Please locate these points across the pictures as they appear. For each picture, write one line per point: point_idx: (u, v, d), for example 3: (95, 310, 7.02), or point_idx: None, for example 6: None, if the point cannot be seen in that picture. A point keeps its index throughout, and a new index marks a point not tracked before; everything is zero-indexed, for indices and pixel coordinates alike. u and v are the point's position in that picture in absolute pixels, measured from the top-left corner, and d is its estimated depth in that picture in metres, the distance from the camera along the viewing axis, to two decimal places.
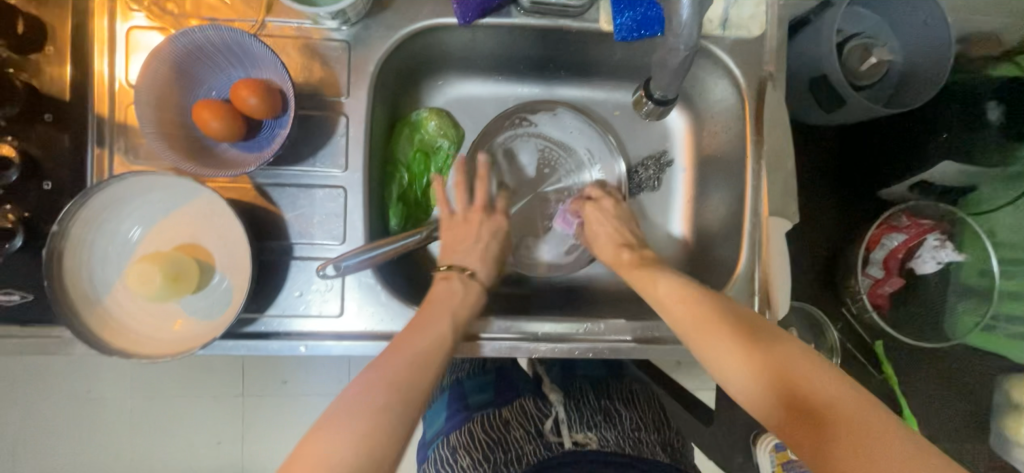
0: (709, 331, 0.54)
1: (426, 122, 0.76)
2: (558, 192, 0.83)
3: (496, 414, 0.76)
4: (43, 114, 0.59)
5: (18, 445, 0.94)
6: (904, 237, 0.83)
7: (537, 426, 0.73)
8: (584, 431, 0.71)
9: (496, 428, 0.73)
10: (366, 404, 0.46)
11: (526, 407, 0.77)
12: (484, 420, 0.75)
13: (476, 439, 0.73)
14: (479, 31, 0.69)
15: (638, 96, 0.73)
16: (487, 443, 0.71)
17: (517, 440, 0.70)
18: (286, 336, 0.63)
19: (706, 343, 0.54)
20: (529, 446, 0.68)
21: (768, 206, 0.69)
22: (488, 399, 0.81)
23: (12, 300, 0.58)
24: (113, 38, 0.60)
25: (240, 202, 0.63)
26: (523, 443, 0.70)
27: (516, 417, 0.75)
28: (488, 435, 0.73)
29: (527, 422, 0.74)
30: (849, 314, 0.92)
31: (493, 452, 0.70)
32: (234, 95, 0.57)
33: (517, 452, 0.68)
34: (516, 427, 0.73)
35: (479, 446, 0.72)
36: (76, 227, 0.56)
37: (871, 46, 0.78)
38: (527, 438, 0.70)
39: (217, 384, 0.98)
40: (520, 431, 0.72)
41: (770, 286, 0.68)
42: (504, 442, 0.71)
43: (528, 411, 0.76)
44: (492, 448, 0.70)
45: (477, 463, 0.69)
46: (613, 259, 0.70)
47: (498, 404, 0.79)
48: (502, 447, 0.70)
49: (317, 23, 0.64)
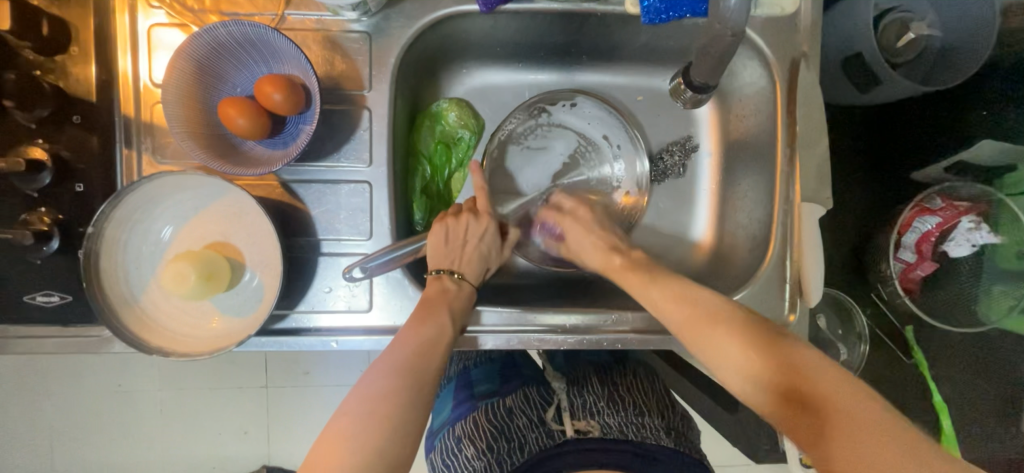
0: (706, 325, 0.53)
1: (447, 113, 0.75)
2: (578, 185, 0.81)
3: (500, 403, 0.76)
4: (72, 116, 0.59)
5: (59, 437, 0.97)
6: (938, 221, 0.79)
7: (539, 415, 0.74)
8: (587, 418, 0.71)
9: (500, 416, 0.74)
10: (386, 401, 0.47)
11: (529, 395, 0.78)
12: (488, 409, 0.76)
13: (480, 427, 0.73)
14: (500, 18, 0.68)
15: (675, 84, 0.71)
16: (490, 432, 0.72)
17: (521, 429, 0.72)
18: (317, 332, 0.63)
19: (705, 335, 0.53)
20: (531, 435, 0.70)
21: (799, 193, 0.68)
22: (493, 388, 0.80)
23: (53, 300, 0.60)
24: (134, 36, 0.61)
25: (268, 200, 0.63)
26: (526, 432, 0.71)
27: (519, 406, 0.76)
28: (492, 423, 0.73)
29: (530, 410, 0.75)
30: (879, 299, 0.90)
31: (496, 441, 0.70)
32: (258, 91, 0.57)
33: (520, 441, 0.70)
34: (519, 415, 0.74)
35: (483, 434, 0.72)
36: (111, 228, 0.56)
37: (909, 21, 0.74)
38: (530, 426, 0.72)
39: (245, 375, 1.01)
40: (523, 419, 0.73)
41: (803, 274, 0.66)
42: (508, 432, 0.72)
43: (531, 398, 0.77)
44: (496, 436, 0.71)
45: (482, 453, 0.70)
46: (603, 263, 0.67)
47: (501, 393, 0.79)
48: (505, 436, 0.71)
49: (337, 15, 0.62)
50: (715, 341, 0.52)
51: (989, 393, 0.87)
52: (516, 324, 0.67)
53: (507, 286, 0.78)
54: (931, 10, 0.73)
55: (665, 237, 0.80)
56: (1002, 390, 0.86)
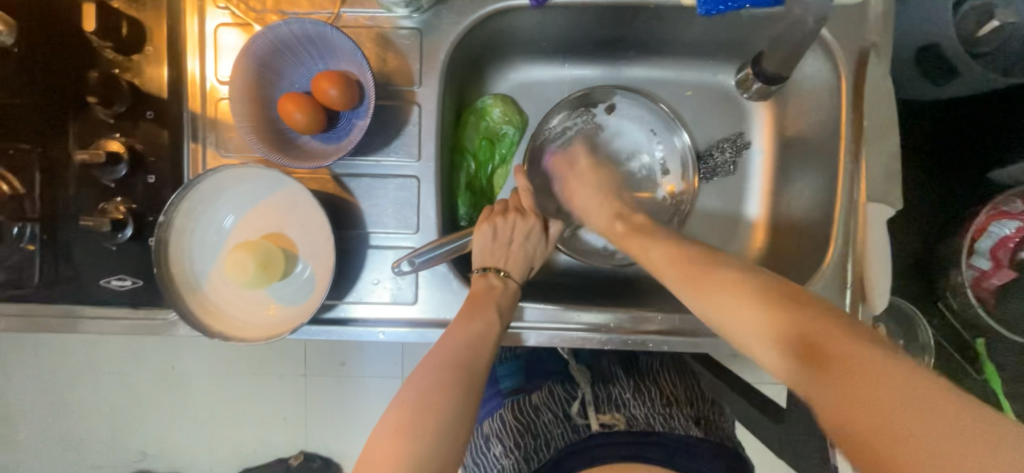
0: (737, 300, 0.48)
1: (491, 110, 0.75)
2: (643, 178, 0.78)
3: (526, 400, 0.76)
4: (145, 112, 0.63)
5: (121, 413, 1.04)
6: (1019, 225, 0.73)
7: (564, 409, 0.73)
8: (612, 411, 0.71)
9: (526, 413, 0.74)
10: (440, 394, 0.48)
11: (554, 390, 0.76)
12: (514, 406, 0.75)
13: (506, 425, 0.74)
14: (550, 13, 0.67)
15: (743, 74, 0.73)
16: (517, 429, 0.73)
17: (546, 425, 0.72)
18: (363, 323, 0.65)
19: (725, 302, 0.49)
20: (557, 430, 0.71)
21: (866, 192, 0.63)
22: (519, 383, 0.80)
23: (125, 284, 0.64)
24: (202, 37, 0.64)
25: (321, 193, 0.65)
26: (553, 427, 0.72)
27: (545, 402, 0.75)
28: (518, 420, 0.74)
29: (555, 405, 0.74)
30: (947, 309, 0.82)
31: (523, 437, 0.72)
32: (315, 87, 0.59)
33: (547, 438, 0.71)
34: (545, 411, 0.74)
35: (511, 432, 0.73)
36: (178, 219, 0.60)
37: (993, 8, 0.68)
38: (556, 421, 0.72)
39: (288, 363, 1.05)
40: (549, 414, 0.73)
41: (866, 277, 0.62)
42: (536, 429, 0.72)
43: (556, 395, 0.75)
44: (521, 433, 0.72)
45: (509, 451, 0.72)
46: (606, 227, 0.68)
47: (527, 389, 0.78)
48: (531, 432, 0.72)
49: (389, 11, 0.64)
50: (744, 315, 0.47)
51: None
52: (557, 322, 0.67)
53: (546, 283, 0.78)
54: None
55: (713, 235, 0.78)
56: None
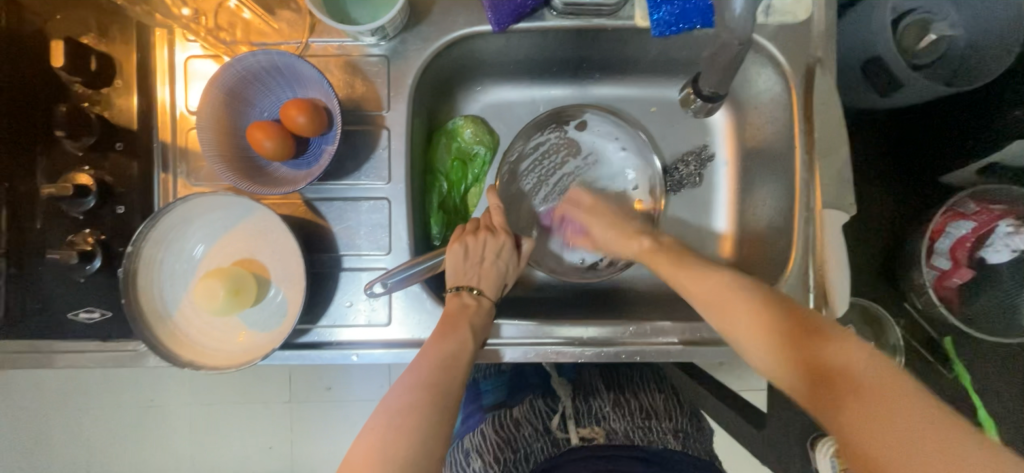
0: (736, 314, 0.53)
1: (462, 130, 0.77)
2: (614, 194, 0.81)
3: (507, 414, 0.74)
4: (115, 144, 0.63)
5: (95, 450, 1.01)
6: (974, 225, 0.76)
7: (545, 423, 0.73)
8: (592, 425, 0.71)
9: (507, 427, 0.73)
10: (412, 415, 0.48)
11: (535, 404, 0.76)
12: (495, 420, 0.74)
13: (487, 439, 0.72)
14: (513, 37, 0.69)
15: (685, 94, 0.72)
16: (497, 444, 0.71)
17: (527, 438, 0.72)
18: (339, 345, 0.65)
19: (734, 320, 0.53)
20: (537, 444, 0.71)
21: (821, 199, 0.65)
22: (501, 398, 0.79)
23: (94, 317, 0.63)
24: (172, 68, 0.65)
25: (293, 218, 0.66)
26: (533, 441, 0.71)
27: (526, 416, 0.74)
28: (499, 435, 0.72)
29: (536, 419, 0.74)
30: (912, 309, 0.86)
31: (502, 452, 0.70)
32: (283, 115, 0.60)
33: (526, 453, 0.70)
34: (526, 425, 0.73)
35: (491, 447, 0.71)
36: (148, 248, 0.60)
37: (930, 22, 0.73)
38: (536, 435, 0.72)
39: (270, 390, 1.03)
40: (530, 429, 0.73)
41: (827, 281, 0.64)
42: (515, 442, 0.71)
43: (536, 408, 0.75)
44: (501, 448, 0.71)
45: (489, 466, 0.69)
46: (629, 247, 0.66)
47: (509, 404, 0.77)
48: (512, 446, 0.71)
49: (357, 40, 0.66)
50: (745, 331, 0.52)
51: None
52: (534, 336, 0.67)
53: (523, 298, 0.79)
54: (953, 11, 0.72)
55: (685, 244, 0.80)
56: None
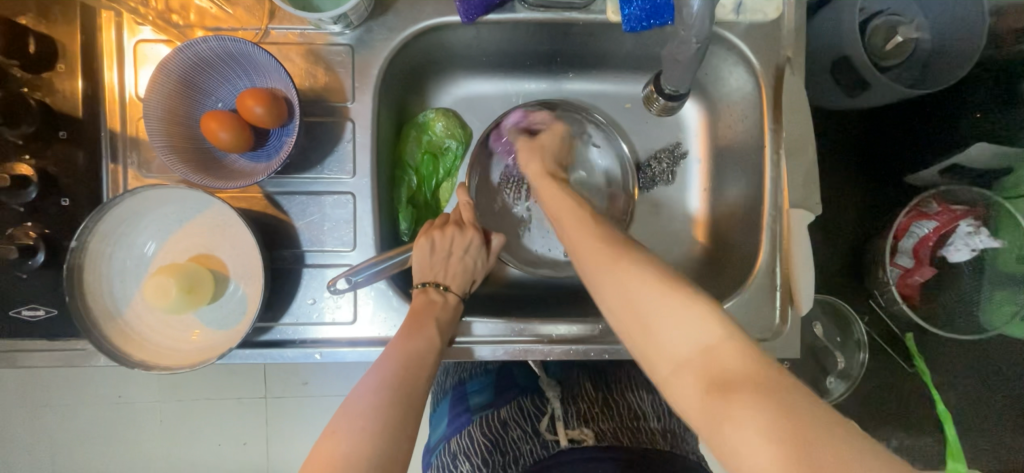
0: (626, 278, 0.48)
1: (433, 123, 0.75)
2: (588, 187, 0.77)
3: (494, 416, 0.74)
4: (58, 132, 0.60)
5: (53, 451, 0.97)
6: (935, 225, 0.78)
7: (534, 425, 0.71)
8: (580, 426, 0.68)
9: (494, 429, 0.72)
10: (377, 416, 0.47)
11: (523, 405, 0.74)
12: (483, 422, 0.73)
13: (475, 442, 0.71)
14: (482, 28, 0.68)
15: (648, 92, 0.71)
16: (486, 446, 0.70)
17: (515, 441, 0.70)
18: (302, 344, 0.63)
19: (624, 288, 0.48)
20: (526, 446, 0.68)
21: (788, 199, 0.66)
22: (488, 398, 0.77)
23: (38, 315, 0.60)
24: (121, 51, 0.61)
25: (253, 212, 0.63)
26: (522, 444, 0.69)
27: (513, 418, 0.73)
28: (487, 437, 0.71)
29: (524, 421, 0.72)
30: (877, 305, 0.86)
31: (491, 454, 0.70)
32: (240, 105, 0.57)
33: (515, 454, 0.69)
34: (514, 427, 0.72)
35: (478, 450, 0.71)
36: (94, 243, 0.57)
37: (897, 24, 0.74)
38: (525, 438, 0.70)
39: (241, 386, 1.00)
40: (518, 431, 0.71)
41: (793, 282, 0.65)
42: (503, 445, 0.70)
43: (525, 410, 0.73)
44: (490, 450, 0.70)
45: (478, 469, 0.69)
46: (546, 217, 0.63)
47: (496, 405, 0.76)
48: (500, 448, 0.70)
49: (320, 28, 0.63)
50: (637, 295, 0.46)
51: (991, 400, 0.84)
52: (505, 335, 0.66)
53: (495, 295, 0.78)
54: (919, 12, 0.73)
55: (660, 239, 0.80)
56: (1001, 396, 0.84)
